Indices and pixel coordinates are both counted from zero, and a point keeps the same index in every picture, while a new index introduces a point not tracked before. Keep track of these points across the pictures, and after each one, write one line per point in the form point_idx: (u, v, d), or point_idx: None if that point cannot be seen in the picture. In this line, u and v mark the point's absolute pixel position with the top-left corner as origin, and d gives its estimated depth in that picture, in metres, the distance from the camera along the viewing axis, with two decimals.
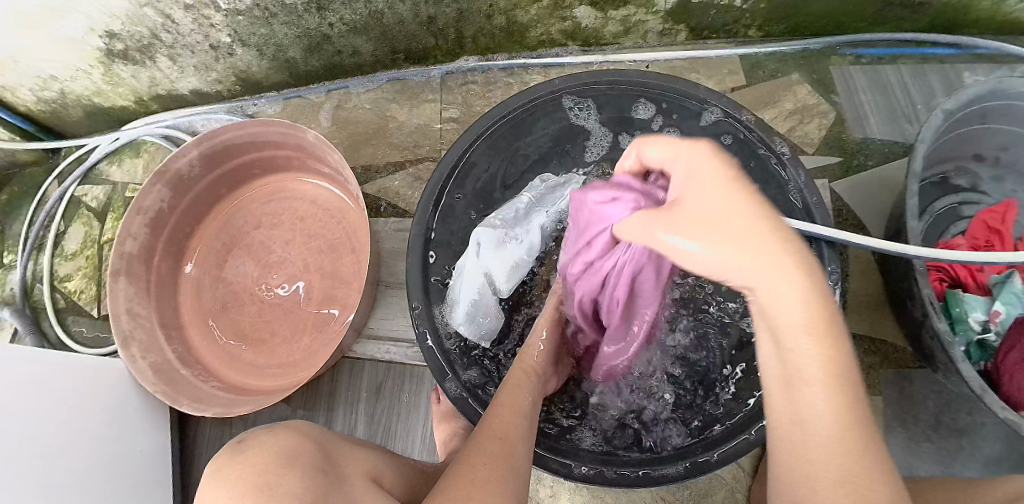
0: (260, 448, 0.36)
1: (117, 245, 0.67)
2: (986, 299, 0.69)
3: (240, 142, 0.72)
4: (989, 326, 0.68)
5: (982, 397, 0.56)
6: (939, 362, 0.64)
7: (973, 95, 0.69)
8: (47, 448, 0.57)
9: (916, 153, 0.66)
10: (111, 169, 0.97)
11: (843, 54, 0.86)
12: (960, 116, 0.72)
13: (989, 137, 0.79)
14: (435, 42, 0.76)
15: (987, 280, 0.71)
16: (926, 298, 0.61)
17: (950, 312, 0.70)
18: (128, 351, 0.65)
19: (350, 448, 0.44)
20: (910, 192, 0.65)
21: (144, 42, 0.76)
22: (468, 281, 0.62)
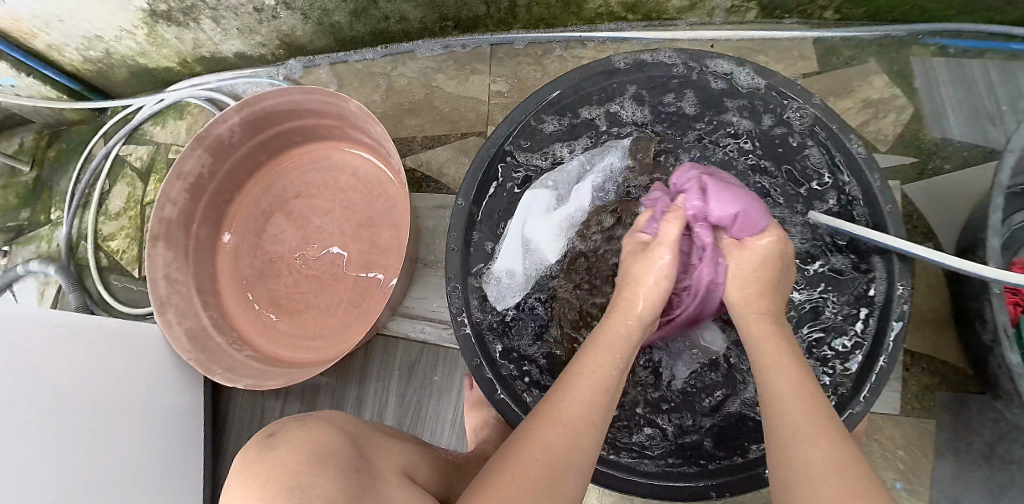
0: (292, 442, 0.33)
1: (157, 209, 0.67)
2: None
3: (281, 109, 0.70)
4: None
5: None
6: (1005, 392, 0.58)
7: None
8: (84, 409, 0.58)
9: (1003, 164, 0.59)
10: (155, 130, 0.98)
11: (925, 44, 0.77)
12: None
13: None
14: (486, 11, 0.72)
15: None
16: (999, 325, 0.55)
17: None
18: (163, 316, 0.65)
19: (379, 440, 0.42)
20: (995, 206, 0.58)
21: (189, 3, 0.75)
22: (516, 236, 0.65)
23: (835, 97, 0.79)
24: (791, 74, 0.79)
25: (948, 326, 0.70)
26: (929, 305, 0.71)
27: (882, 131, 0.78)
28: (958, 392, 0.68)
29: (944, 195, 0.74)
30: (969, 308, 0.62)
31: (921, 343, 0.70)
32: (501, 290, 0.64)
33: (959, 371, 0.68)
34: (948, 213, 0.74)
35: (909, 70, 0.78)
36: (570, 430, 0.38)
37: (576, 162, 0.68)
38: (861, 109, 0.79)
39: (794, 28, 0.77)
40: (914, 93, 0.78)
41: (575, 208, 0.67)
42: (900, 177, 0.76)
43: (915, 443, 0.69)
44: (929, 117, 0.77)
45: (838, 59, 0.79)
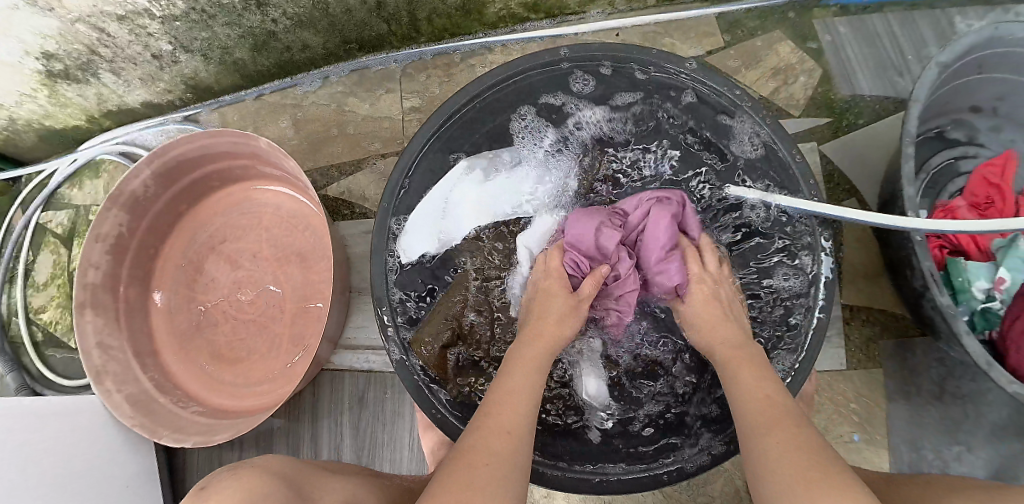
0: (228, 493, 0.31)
1: (80, 276, 0.64)
2: (989, 265, 0.65)
3: (195, 155, 0.68)
4: (993, 295, 0.64)
5: (989, 372, 0.53)
6: (942, 333, 0.60)
7: (970, 44, 0.63)
8: (22, 499, 0.54)
9: (909, 114, 0.60)
10: (73, 192, 0.94)
11: (826, 6, 0.80)
12: (952, 72, 0.66)
13: (981, 89, 0.74)
14: (389, 28, 0.71)
15: (990, 245, 0.67)
16: (925, 270, 0.57)
17: (952, 283, 0.67)
18: (101, 386, 0.62)
19: (324, 478, 0.41)
20: (905, 155, 0.59)
21: (84, 58, 0.72)
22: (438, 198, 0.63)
23: (744, 68, 0.80)
24: (698, 53, 0.80)
25: (879, 277, 0.71)
26: (861, 258, 0.72)
27: (793, 95, 0.80)
28: (900, 337, 0.70)
29: (857, 151, 0.77)
30: (899, 257, 0.63)
31: (856, 297, 0.71)
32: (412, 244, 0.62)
33: (898, 317, 0.70)
34: (864, 168, 0.77)
35: (811, 34, 0.80)
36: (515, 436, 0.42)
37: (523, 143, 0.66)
38: (770, 76, 0.80)
39: (696, 6, 0.79)
40: (819, 56, 0.80)
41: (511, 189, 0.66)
42: (816, 138, 0.78)
43: (865, 393, 0.70)
44: (835, 78, 0.79)
45: (744, 32, 0.80)
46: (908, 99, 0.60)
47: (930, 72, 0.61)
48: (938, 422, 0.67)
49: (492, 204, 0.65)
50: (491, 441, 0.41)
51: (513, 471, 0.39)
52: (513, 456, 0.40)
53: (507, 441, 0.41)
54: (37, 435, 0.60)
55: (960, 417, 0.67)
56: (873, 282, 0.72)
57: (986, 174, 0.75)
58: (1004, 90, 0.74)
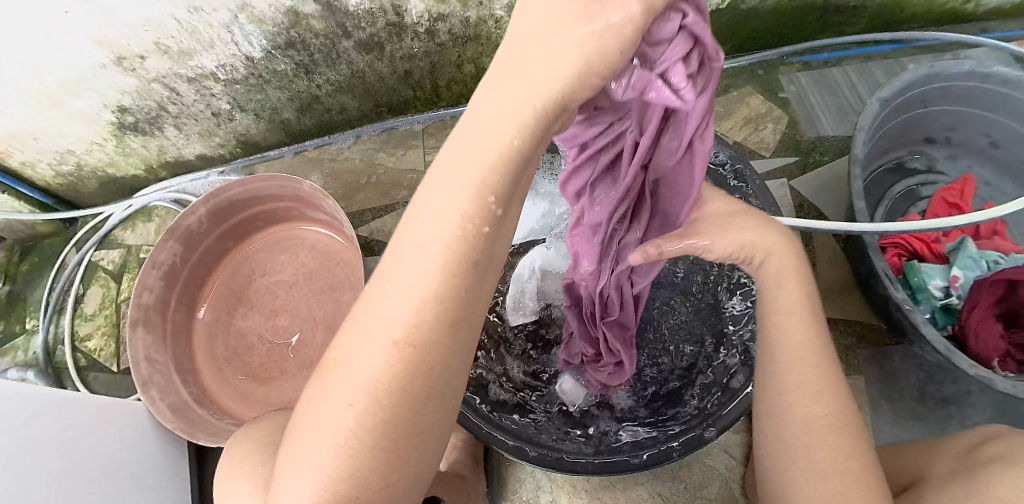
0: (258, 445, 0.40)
1: (135, 298, 0.73)
2: (943, 267, 0.73)
3: (243, 197, 0.79)
4: (951, 292, 0.71)
5: (950, 358, 0.60)
6: (910, 332, 0.67)
7: (912, 79, 0.75)
8: (90, 482, 0.62)
9: (856, 141, 0.70)
10: (125, 234, 1.05)
11: (790, 62, 0.93)
12: (896, 107, 0.77)
13: (932, 121, 0.85)
14: (413, 93, 0.84)
15: (944, 249, 0.75)
16: (882, 271, 0.65)
17: (910, 283, 0.74)
18: (147, 394, 0.70)
19: None
20: (854, 178, 0.68)
21: (153, 114, 0.84)
22: None
23: (720, 121, 0.92)
24: None
25: (852, 291, 0.80)
26: (833, 277, 0.81)
27: (764, 141, 0.91)
28: (879, 346, 0.77)
29: (824, 186, 0.87)
30: (863, 267, 0.72)
31: (833, 310, 0.79)
32: None
33: (873, 327, 0.78)
34: (833, 202, 0.86)
35: (777, 86, 0.93)
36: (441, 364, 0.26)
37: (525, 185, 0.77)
38: (743, 126, 0.92)
39: None
40: (785, 106, 0.92)
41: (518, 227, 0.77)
42: (787, 175, 0.88)
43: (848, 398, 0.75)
44: (801, 123, 0.91)
45: (717, 89, 0.93)
46: (855, 129, 0.71)
47: (872, 106, 0.72)
48: (921, 428, 0.72)
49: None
50: (388, 400, 0.24)
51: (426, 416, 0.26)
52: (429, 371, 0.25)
53: (407, 391, 0.25)
54: (107, 427, 0.68)
55: (939, 420, 0.72)
56: (847, 298, 0.80)
57: (947, 196, 0.85)
58: (957, 120, 0.85)
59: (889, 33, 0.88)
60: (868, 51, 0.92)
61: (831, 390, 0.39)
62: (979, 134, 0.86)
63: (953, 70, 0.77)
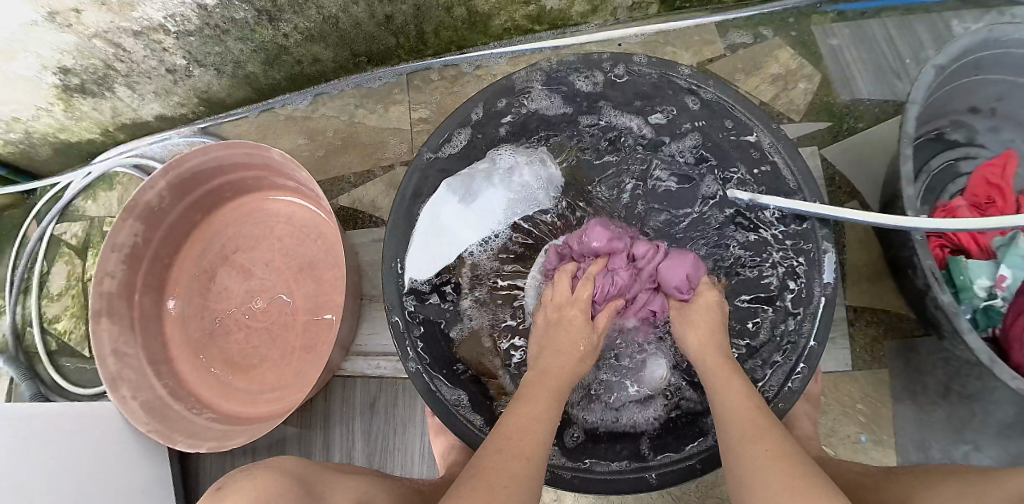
0: (241, 490, 0.33)
1: (95, 285, 0.65)
2: (989, 264, 0.65)
3: (205, 168, 0.69)
4: (995, 293, 0.64)
5: (992, 368, 0.53)
6: (945, 331, 0.60)
7: (970, 44, 0.64)
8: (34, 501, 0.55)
9: (908, 115, 0.61)
10: (86, 205, 0.96)
11: (825, 11, 0.81)
12: (949, 72, 0.67)
13: (980, 89, 0.75)
14: (397, 42, 0.73)
15: (990, 243, 0.66)
16: (926, 269, 0.57)
17: (954, 281, 0.66)
18: (117, 393, 0.63)
19: (336, 476, 0.42)
20: (904, 156, 0.59)
21: (100, 73, 0.74)
22: (426, 226, 0.61)
23: (745, 75, 0.81)
24: (698, 61, 0.81)
25: (882, 278, 0.71)
26: (862, 260, 0.72)
27: (794, 101, 0.81)
28: (906, 338, 0.69)
29: (859, 152, 0.78)
30: (899, 256, 0.64)
31: (860, 298, 0.71)
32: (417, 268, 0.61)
33: (902, 317, 0.70)
34: (866, 171, 0.77)
35: (810, 38, 0.81)
36: (530, 459, 0.42)
37: (491, 163, 0.66)
38: (770, 83, 0.81)
39: (696, 15, 0.81)
40: (818, 61, 0.81)
41: (489, 213, 0.68)
42: (817, 142, 0.79)
43: (872, 393, 0.69)
44: (835, 82, 0.80)
45: (743, 39, 0.82)
46: (907, 101, 0.61)
47: (928, 72, 0.62)
48: (947, 422, 0.67)
49: (481, 223, 0.68)
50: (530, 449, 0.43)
51: (535, 478, 0.41)
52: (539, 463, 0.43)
53: (526, 461, 0.42)
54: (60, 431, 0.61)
55: (964, 417, 0.66)
56: (878, 282, 0.71)
57: (987, 175, 0.75)
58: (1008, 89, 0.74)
59: None
60: (910, 2, 0.80)
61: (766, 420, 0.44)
62: None
63: (1014, 36, 0.66)
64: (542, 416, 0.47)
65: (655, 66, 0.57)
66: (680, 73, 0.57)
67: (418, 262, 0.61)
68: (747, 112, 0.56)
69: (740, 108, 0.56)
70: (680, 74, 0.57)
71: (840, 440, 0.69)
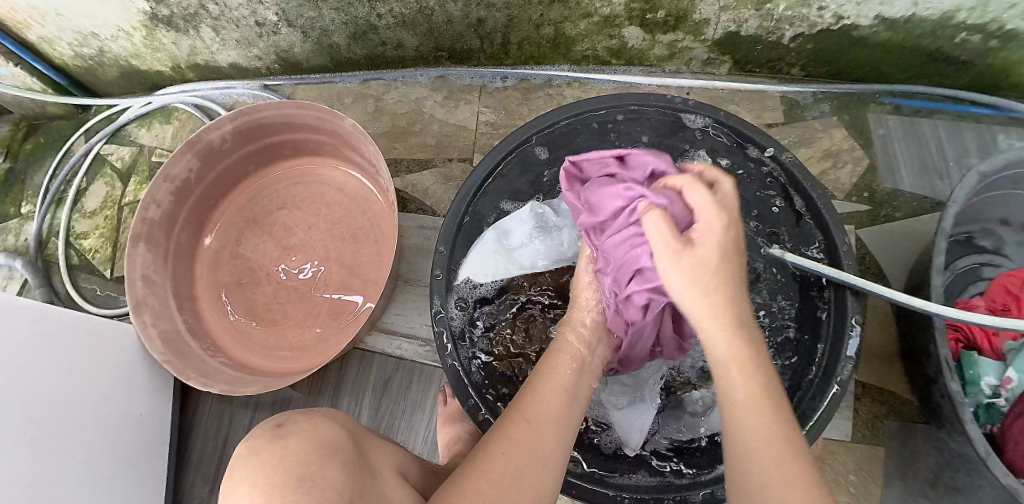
0: (303, 436, 0.32)
1: (140, 211, 0.66)
2: (998, 364, 0.66)
3: (276, 122, 0.71)
4: (999, 392, 0.66)
5: (985, 459, 0.54)
6: (946, 420, 0.61)
7: (1006, 161, 0.67)
8: (41, 405, 0.56)
9: (947, 212, 0.63)
10: (140, 132, 0.97)
11: (882, 102, 0.85)
12: (988, 183, 0.70)
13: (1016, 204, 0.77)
14: (480, 45, 0.77)
15: (1003, 345, 0.68)
16: (942, 358, 0.58)
17: (963, 373, 0.68)
18: (139, 317, 0.64)
19: (378, 441, 0.41)
20: (939, 249, 0.62)
21: (190, 11, 0.76)
22: (493, 242, 0.62)
23: (797, 147, 0.85)
24: (758, 124, 0.84)
25: (895, 362, 0.73)
26: (879, 340, 0.74)
27: (838, 180, 0.84)
28: (905, 421, 0.71)
29: (893, 241, 0.80)
30: (915, 341, 0.66)
31: (869, 376, 0.73)
32: (478, 268, 0.62)
33: (905, 401, 0.72)
34: (898, 260, 0.79)
35: (865, 127, 0.85)
36: (535, 427, 0.41)
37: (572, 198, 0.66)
38: (821, 159, 0.84)
39: (762, 82, 0.84)
40: (869, 148, 0.84)
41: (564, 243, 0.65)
42: (855, 224, 0.82)
43: (863, 471, 0.71)
44: (881, 169, 0.83)
45: (801, 112, 0.85)
46: (948, 201, 0.64)
47: (969, 177, 0.65)
48: None
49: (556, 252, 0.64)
50: (534, 420, 0.41)
51: (547, 466, 0.39)
52: (553, 449, 0.40)
53: (514, 438, 0.39)
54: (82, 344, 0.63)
55: None
56: (888, 368, 0.74)
57: (1008, 283, 0.76)
58: None
59: (986, 96, 0.79)
60: (959, 109, 0.82)
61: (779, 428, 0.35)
62: None
63: None
64: (554, 404, 0.44)
65: (710, 109, 0.61)
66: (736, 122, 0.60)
67: (475, 263, 0.61)
68: (795, 167, 0.59)
69: (787, 161, 0.60)
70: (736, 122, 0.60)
71: None
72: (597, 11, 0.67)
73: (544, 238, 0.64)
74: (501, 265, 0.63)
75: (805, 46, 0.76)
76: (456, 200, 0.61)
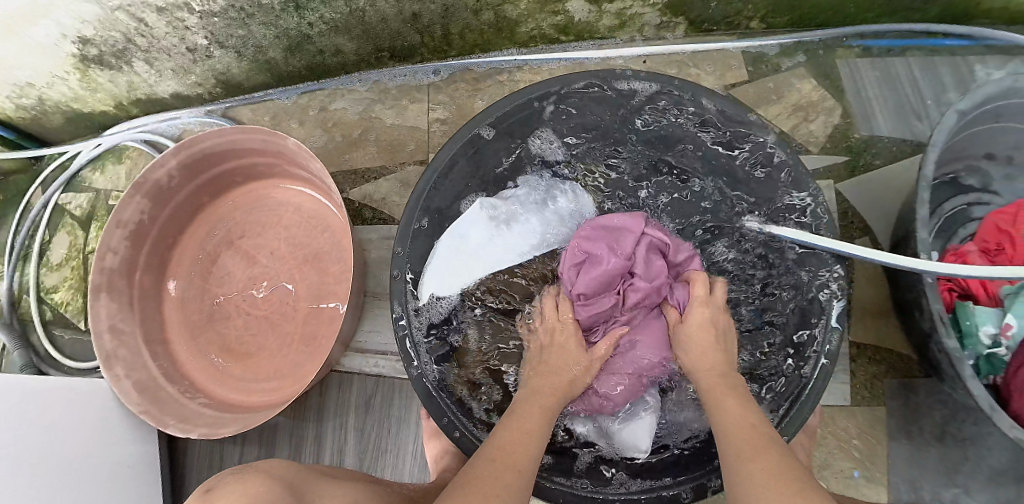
0: (231, 496, 0.31)
1: (97, 261, 0.64)
2: (996, 311, 0.64)
3: (222, 151, 0.69)
4: (1000, 341, 0.63)
5: (991, 416, 0.52)
6: (947, 375, 0.59)
7: (986, 96, 0.63)
8: (22, 474, 0.54)
9: (927, 158, 0.60)
10: (94, 176, 0.94)
11: (849, 46, 0.81)
12: (969, 118, 0.66)
13: (999, 136, 0.74)
14: (421, 40, 0.73)
15: (999, 291, 0.66)
16: (935, 313, 0.56)
17: (959, 325, 0.65)
18: (111, 371, 0.62)
19: (327, 483, 0.41)
20: (920, 199, 0.59)
21: (119, 46, 0.73)
22: (450, 247, 0.62)
23: (764, 103, 0.81)
24: (721, 84, 0.81)
25: (889, 317, 0.71)
26: (869, 296, 0.72)
27: (812, 132, 0.81)
28: (906, 377, 0.69)
29: (875, 188, 0.77)
30: (907, 297, 0.63)
31: (864, 334, 0.71)
32: (437, 277, 0.61)
33: (903, 357, 0.69)
34: (880, 207, 0.77)
35: (833, 73, 0.81)
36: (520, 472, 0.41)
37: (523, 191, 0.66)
38: (791, 112, 0.81)
39: (722, 38, 0.80)
40: (840, 95, 0.81)
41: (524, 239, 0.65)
42: (833, 176, 0.78)
43: (867, 429, 0.69)
44: (856, 120, 0.80)
45: (766, 66, 0.81)
46: (927, 145, 0.60)
47: (950, 118, 0.61)
48: (938, 464, 0.66)
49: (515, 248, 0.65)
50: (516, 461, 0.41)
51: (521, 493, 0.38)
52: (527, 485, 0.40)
53: (495, 473, 0.39)
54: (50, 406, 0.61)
55: (958, 461, 0.65)
56: (883, 323, 0.71)
57: (998, 221, 0.74)
58: None
59: (960, 27, 0.76)
60: (932, 44, 0.79)
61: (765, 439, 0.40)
62: None
63: None
64: (527, 439, 0.44)
65: (664, 79, 0.58)
66: (692, 88, 0.57)
67: (435, 272, 0.61)
68: (760, 129, 0.56)
69: (752, 124, 0.56)
70: (692, 89, 0.57)
71: (832, 473, 0.69)
72: None
73: (502, 236, 0.64)
74: (461, 270, 0.63)
75: None
76: (405, 210, 0.58)
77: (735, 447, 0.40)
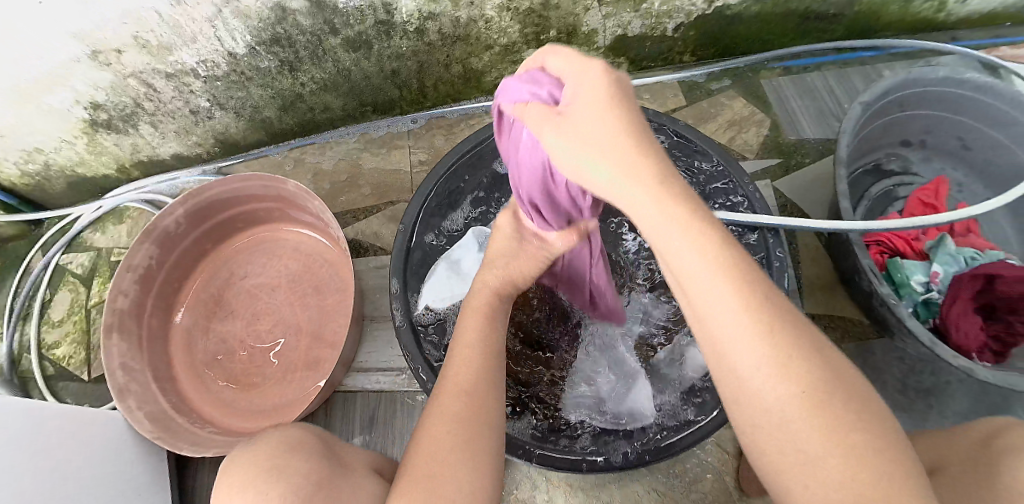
0: (273, 443, 0.38)
1: (109, 302, 0.69)
2: (924, 262, 0.72)
3: (226, 197, 0.76)
4: (931, 287, 0.71)
5: (934, 350, 0.60)
6: (892, 325, 0.67)
7: (886, 87, 0.73)
8: (65, 493, 0.55)
9: (839, 143, 0.69)
10: (95, 236, 1.00)
11: (771, 67, 0.94)
12: (876, 109, 0.76)
13: (909, 124, 0.84)
14: (400, 94, 0.84)
15: (924, 247, 0.75)
16: (868, 268, 0.66)
17: (893, 278, 0.73)
18: (123, 403, 0.66)
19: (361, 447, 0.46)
20: (839, 176, 0.67)
21: (127, 111, 0.81)
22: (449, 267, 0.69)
23: (702, 123, 0.93)
24: (665, 110, 0.93)
25: (835, 289, 0.80)
26: (817, 273, 0.81)
27: (747, 143, 0.92)
28: (861, 341, 0.77)
29: (811, 185, 0.87)
30: (847, 265, 0.73)
31: (817, 306, 0.79)
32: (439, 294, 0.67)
33: (857, 322, 0.77)
34: (818, 198, 0.86)
35: (760, 91, 0.94)
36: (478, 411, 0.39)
37: None
38: (726, 128, 0.93)
39: (660, 73, 0.94)
40: (767, 108, 0.93)
41: None
42: (771, 177, 0.89)
43: None
44: (783, 124, 0.92)
45: (702, 92, 0.94)
46: (838, 132, 0.70)
47: (855, 108, 0.71)
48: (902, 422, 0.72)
49: None
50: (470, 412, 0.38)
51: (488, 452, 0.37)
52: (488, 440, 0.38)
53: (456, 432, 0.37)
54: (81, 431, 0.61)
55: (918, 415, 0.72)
56: (831, 296, 0.80)
57: (922, 197, 0.82)
58: (931, 124, 0.84)
59: (864, 40, 0.90)
60: (845, 57, 0.94)
61: (813, 374, 0.28)
62: (952, 136, 0.86)
63: (929, 76, 0.75)
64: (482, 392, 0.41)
65: None
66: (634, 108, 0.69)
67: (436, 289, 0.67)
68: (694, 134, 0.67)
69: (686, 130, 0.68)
70: None
71: None
72: (496, 42, 0.75)
73: None
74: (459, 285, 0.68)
75: (688, 34, 0.86)
76: (400, 232, 0.64)
77: (765, 402, 0.28)
